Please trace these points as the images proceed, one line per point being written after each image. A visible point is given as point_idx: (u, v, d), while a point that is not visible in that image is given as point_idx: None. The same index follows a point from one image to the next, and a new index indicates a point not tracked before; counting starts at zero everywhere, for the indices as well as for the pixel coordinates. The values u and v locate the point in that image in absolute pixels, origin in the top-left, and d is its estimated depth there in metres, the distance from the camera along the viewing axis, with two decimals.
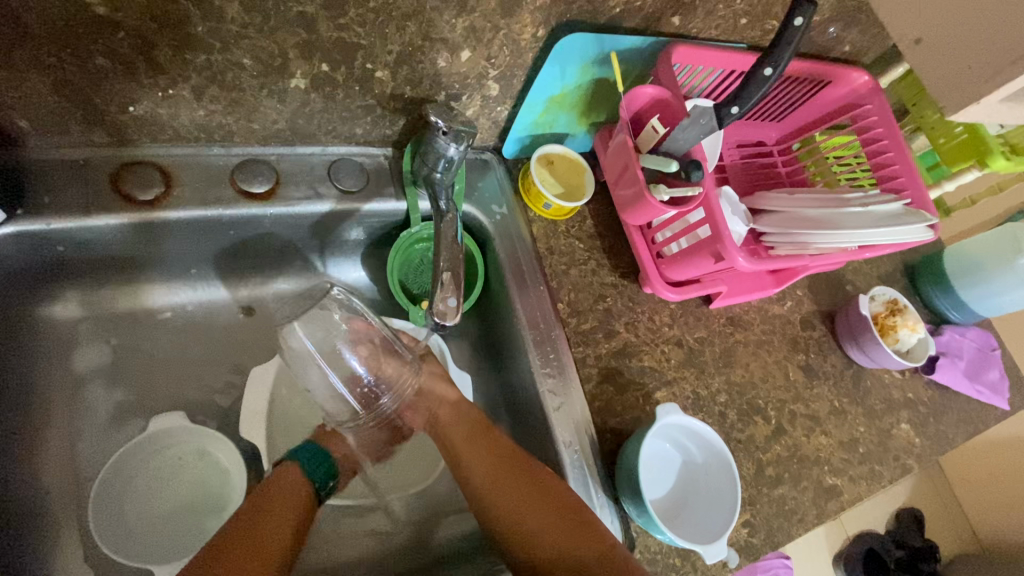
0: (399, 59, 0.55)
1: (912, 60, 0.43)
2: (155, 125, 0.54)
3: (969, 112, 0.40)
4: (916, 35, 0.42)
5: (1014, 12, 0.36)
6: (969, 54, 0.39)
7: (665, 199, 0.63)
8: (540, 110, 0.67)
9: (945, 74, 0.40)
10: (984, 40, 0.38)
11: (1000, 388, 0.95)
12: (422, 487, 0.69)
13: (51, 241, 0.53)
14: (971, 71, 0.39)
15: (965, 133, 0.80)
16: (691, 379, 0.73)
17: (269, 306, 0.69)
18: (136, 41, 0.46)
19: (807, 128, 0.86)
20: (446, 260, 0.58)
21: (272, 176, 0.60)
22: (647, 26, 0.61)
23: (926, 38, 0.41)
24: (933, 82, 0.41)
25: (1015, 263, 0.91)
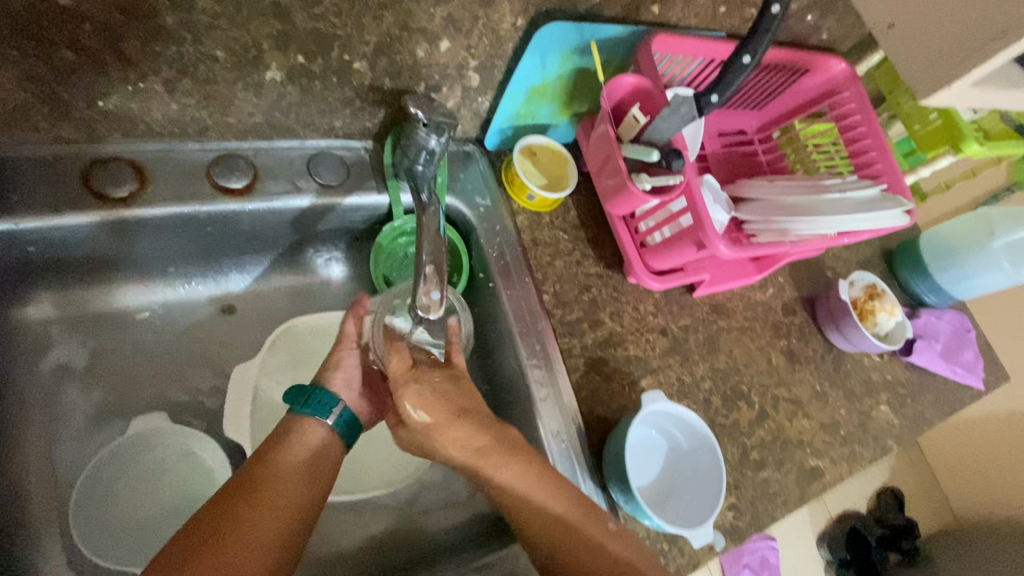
0: (377, 50, 0.54)
1: (886, 44, 0.43)
2: (126, 120, 0.53)
3: (943, 95, 0.41)
4: (888, 20, 0.43)
5: None
6: (941, 38, 0.39)
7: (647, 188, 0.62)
8: (521, 101, 0.67)
9: (915, 56, 0.41)
10: (955, 22, 0.38)
11: (975, 368, 0.98)
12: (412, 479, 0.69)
13: (21, 241, 0.51)
14: (944, 55, 0.39)
15: (940, 119, 0.82)
16: (675, 366, 0.74)
17: (251, 304, 0.68)
18: (103, 32, 0.44)
19: (786, 116, 0.86)
20: (429, 253, 0.56)
21: (251, 171, 0.59)
22: (627, 15, 0.61)
23: (898, 23, 0.42)
24: (905, 66, 0.42)
25: (989, 247, 0.95)
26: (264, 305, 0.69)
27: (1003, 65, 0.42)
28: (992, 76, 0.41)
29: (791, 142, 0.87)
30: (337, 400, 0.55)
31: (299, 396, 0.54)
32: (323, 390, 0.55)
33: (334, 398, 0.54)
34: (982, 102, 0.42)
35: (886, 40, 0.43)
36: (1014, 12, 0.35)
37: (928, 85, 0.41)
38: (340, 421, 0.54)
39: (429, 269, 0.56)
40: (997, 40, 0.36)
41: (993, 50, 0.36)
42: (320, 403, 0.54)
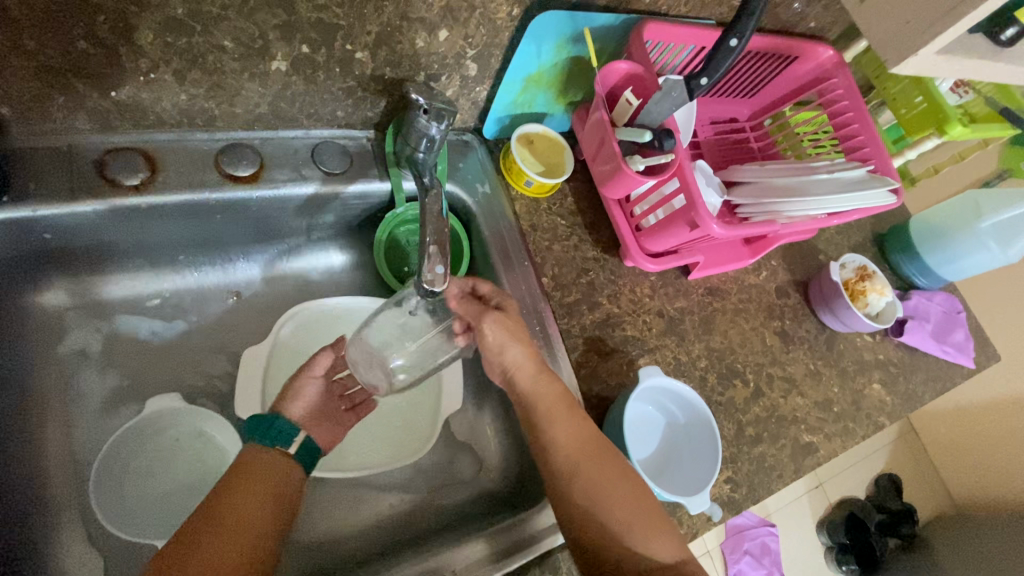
0: (378, 40, 0.56)
1: (862, 21, 0.45)
2: (138, 110, 0.54)
3: (910, 63, 0.43)
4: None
5: None
6: (909, 8, 0.42)
7: (641, 169, 0.65)
8: (518, 89, 0.69)
9: (888, 31, 0.44)
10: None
11: (966, 348, 1.01)
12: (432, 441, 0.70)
13: (38, 228, 0.53)
14: (911, 25, 0.41)
15: (925, 102, 0.84)
16: (672, 346, 0.76)
17: (258, 291, 0.70)
18: (117, 24, 0.46)
19: (776, 104, 0.89)
20: (431, 233, 0.58)
21: (257, 160, 0.61)
22: (619, 3, 0.62)
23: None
24: (879, 41, 0.44)
25: (977, 227, 0.97)
26: (272, 292, 0.71)
27: (966, 38, 0.44)
28: (954, 46, 0.43)
29: (781, 128, 0.89)
30: (298, 430, 0.56)
31: (258, 428, 0.55)
32: (283, 418, 0.56)
33: (295, 428, 0.56)
34: (945, 73, 0.44)
35: (860, 15, 0.46)
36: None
37: (898, 54, 0.43)
38: (301, 450, 0.56)
39: (432, 247, 0.57)
40: (958, 7, 0.38)
41: (956, 17, 0.38)
42: (279, 432, 0.55)
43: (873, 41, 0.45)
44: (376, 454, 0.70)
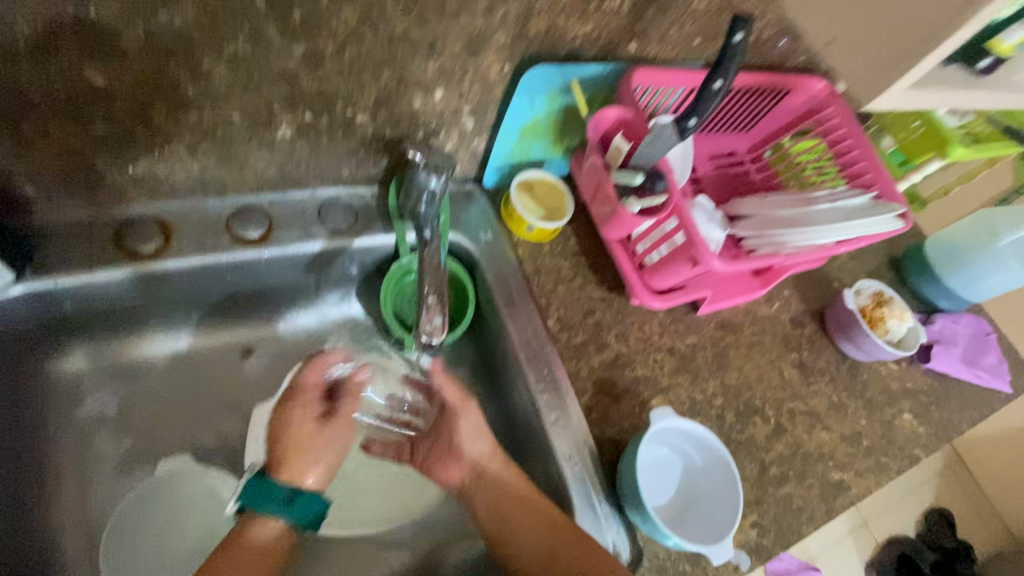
0: (377, 103, 0.59)
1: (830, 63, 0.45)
2: (154, 182, 0.58)
3: None
4: None
5: None
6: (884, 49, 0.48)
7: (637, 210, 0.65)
8: (514, 139, 0.71)
9: None
10: None
11: (1000, 371, 0.98)
12: (443, 493, 0.71)
13: (59, 298, 0.56)
14: None
15: (923, 125, 0.84)
16: (685, 384, 0.74)
17: (269, 347, 0.71)
18: (133, 106, 0.49)
19: (774, 136, 0.90)
20: (431, 284, 0.63)
21: (266, 222, 0.64)
22: (606, 54, 0.64)
23: None
24: None
25: (995, 245, 0.95)
26: (284, 347, 0.72)
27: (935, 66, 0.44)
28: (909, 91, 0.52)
29: (782, 159, 0.91)
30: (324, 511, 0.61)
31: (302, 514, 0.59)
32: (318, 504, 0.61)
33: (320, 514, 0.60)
34: (908, 99, 0.52)
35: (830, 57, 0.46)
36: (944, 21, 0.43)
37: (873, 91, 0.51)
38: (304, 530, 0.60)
39: (431, 299, 0.62)
40: None
41: None
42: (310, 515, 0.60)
43: None
44: (394, 513, 0.69)
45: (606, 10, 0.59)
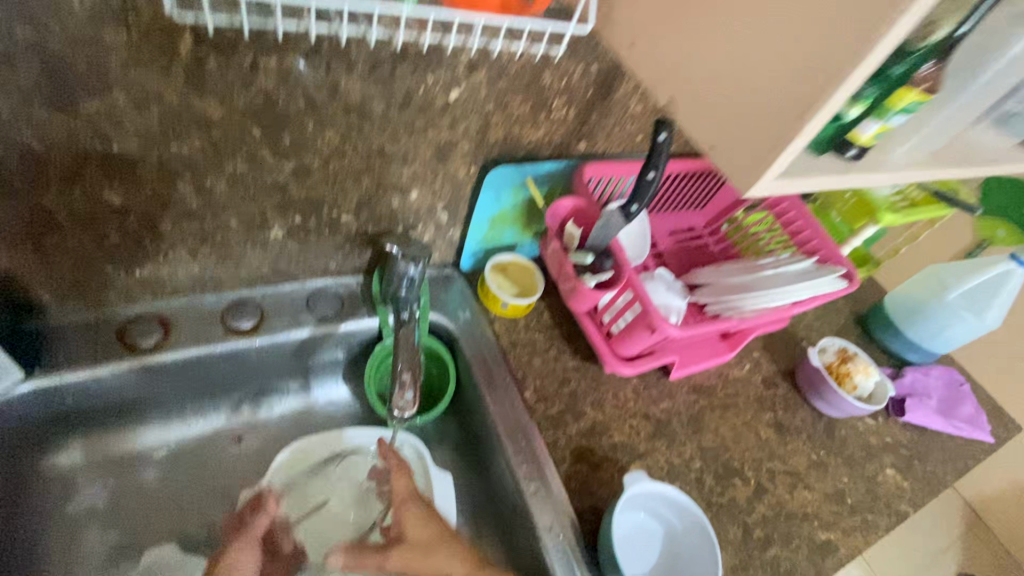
0: (359, 205, 0.67)
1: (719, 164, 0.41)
2: (157, 282, 0.64)
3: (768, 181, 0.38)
4: (710, 142, 0.41)
5: (773, 79, 0.35)
6: (745, 145, 0.38)
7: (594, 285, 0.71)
8: (486, 227, 0.79)
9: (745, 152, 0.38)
10: (762, 110, 0.37)
11: (979, 421, 1.00)
12: None
13: (61, 394, 0.60)
14: (767, 136, 0.37)
15: (854, 197, 0.94)
16: (663, 449, 0.77)
17: (257, 432, 0.74)
18: (143, 220, 0.56)
19: (727, 211, 1.00)
20: (404, 362, 0.67)
21: (258, 313, 0.70)
22: (560, 152, 0.74)
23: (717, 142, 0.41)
24: (740, 161, 0.39)
25: (945, 300, 1.00)
26: (272, 431, 0.75)
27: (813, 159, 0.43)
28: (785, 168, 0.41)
29: (738, 231, 1.00)
30: None
31: None
32: None
33: None
34: (827, 183, 0.42)
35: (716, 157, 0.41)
36: (779, 113, 0.36)
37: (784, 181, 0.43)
38: None
39: (404, 377, 0.66)
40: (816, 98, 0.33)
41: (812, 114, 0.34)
42: None
43: (736, 169, 0.39)
44: None
45: (555, 118, 0.68)
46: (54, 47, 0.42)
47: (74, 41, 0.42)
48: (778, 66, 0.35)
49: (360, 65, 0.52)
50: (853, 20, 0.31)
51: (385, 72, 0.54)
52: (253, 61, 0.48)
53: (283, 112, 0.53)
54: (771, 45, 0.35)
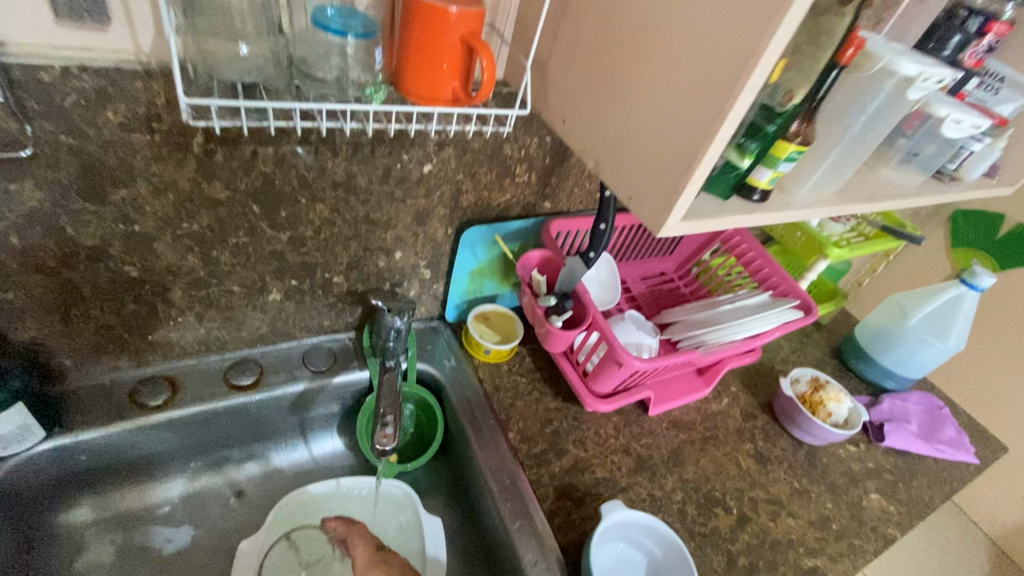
0: (349, 267, 0.75)
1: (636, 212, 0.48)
2: (167, 345, 0.70)
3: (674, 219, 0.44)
4: (628, 193, 0.48)
5: (668, 138, 0.43)
6: (655, 195, 0.45)
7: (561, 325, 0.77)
8: (466, 281, 0.87)
9: (653, 197, 0.45)
10: (662, 164, 0.44)
11: (961, 443, 1.02)
12: None
13: (76, 451, 0.65)
14: (668, 184, 0.43)
15: (804, 236, 1.01)
16: (645, 482, 0.80)
17: (256, 486, 0.78)
18: (157, 289, 0.64)
19: (693, 256, 1.10)
20: (387, 405, 0.72)
21: (257, 370, 0.76)
22: (528, 211, 0.83)
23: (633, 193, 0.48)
24: (650, 205, 0.46)
25: (908, 325, 1.06)
26: (270, 484, 0.78)
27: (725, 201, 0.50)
28: (694, 211, 0.47)
29: (705, 273, 1.09)
30: None
31: None
32: None
33: None
34: (733, 222, 0.48)
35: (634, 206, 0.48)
36: (673, 168, 0.43)
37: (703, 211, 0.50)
38: None
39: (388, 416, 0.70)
40: (696, 150, 0.40)
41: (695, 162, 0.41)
42: None
43: (647, 212, 0.46)
44: None
45: (520, 182, 0.78)
46: (92, 150, 0.50)
47: (107, 144, 0.50)
48: (669, 127, 0.43)
49: (344, 148, 0.61)
50: (712, 88, 0.39)
51: (366, 153, 0.63)
52: (253, 150, 0.57)
53: (279, 190, 0.62)
54: (662, 111, 0.43)
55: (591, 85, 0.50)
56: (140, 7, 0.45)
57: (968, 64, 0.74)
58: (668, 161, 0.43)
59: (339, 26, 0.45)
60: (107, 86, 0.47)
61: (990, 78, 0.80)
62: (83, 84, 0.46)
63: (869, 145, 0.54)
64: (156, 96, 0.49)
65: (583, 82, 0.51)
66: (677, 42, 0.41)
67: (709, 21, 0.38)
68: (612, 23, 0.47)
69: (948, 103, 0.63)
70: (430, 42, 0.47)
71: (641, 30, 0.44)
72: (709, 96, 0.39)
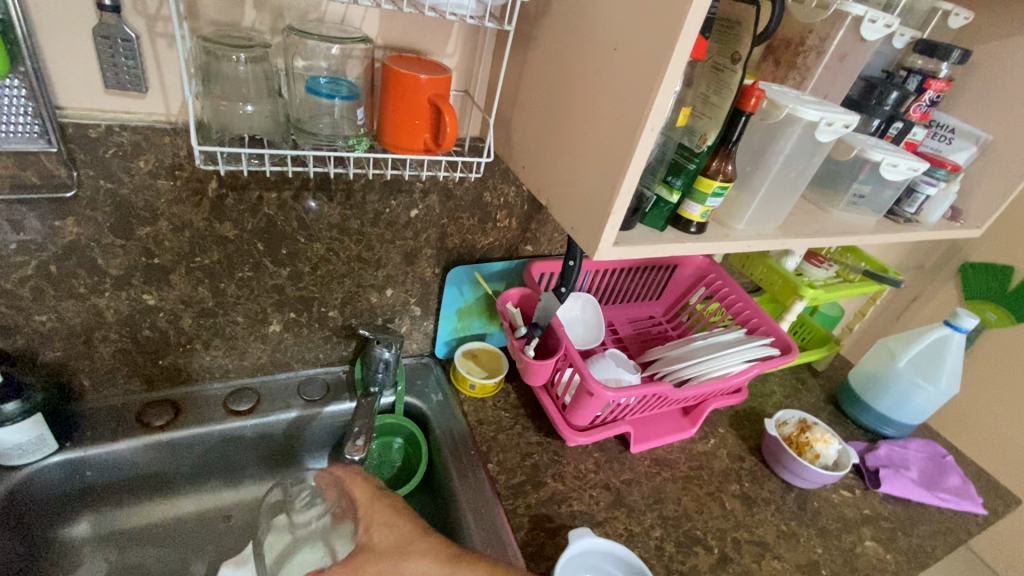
0: (344, 302, 0.82)
1: (579, 241, 0.54)
2: (175, 371, 0.78)
3: (606, 245, 0.50)
4: (571, 225, 0.55)
5: (596, 174, 0.50)
6: (590, 225, 0.51)
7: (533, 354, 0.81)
8: (455, 319, 0.93)
9: (588, 227, 0.51)
10: (594, 197, 0.50)
11: (967, 493, 0.98)
12: None
13: (84, 465, 0.71)
14: (598, 214, 0.50)
15: (781, 279, 1.04)
16: (623, 518, 0.80)
17: (246, 512, 0.81)
18: (169, 316, 0.72)
19: (679, 300, 1.15)
20: (362, 426, 0.77)
21: (255, 398, 0.82)
22: (511, 253, 0.90)
23: (574, 225, 0.54)
24: (587, 234, 0.52)
25: (898, 367, 1.05)
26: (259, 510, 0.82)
27: (662, 232, 0.55)
28: (629, 239, 0.53)
29: (691, 316, 1.13)
30: None
31: None
32: None
33: None
34: (668, 248, 0.54)
35: (577, 235, 0.54)
36: (601, 200, 0.49)
37: (642, 240, 0.54)
38: None
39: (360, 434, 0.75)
40: (615, 182, 0.47)
41: (616, 193, 0.47)
42: None
43: (586, 239, 0.52)
44: None
45: (501, 227, 0.86)
46: (124, 193, 0.60)
47: (137, 188, 0.60)
48: (597, 166, 0.50)
49: (338, 194, 0.71)
50: (621, 132, 0.46)
51: (358, 199, 0.72)
52: (259, 195, 0.66)
53: (280, 230, 0.70)
54: (591, 153, 0.50)
55: (541, 136, 0.59)
56: (173, 79, 0.56)
57: (914, 117, 0.80)
58: (597, 195, 0.50)
59: (328, 90, 0.55)
60: (141, 141, 0.57)
61: (941, 129, 0.88)
62: (122, 138, 0.57)
63: (795, 183, 0.60)
64: (180, 149, 0.59)
65: (535, 134, 0.60)
66: (596, 98, 0.49)
67: (618, 78, 0.46)
68: (555, 84, 0.55)
69: (883, 150, 0.69)
70: (404, 102, 0.57)
71: (574, 90, 0.52)
72: (620, 137, 0.46)
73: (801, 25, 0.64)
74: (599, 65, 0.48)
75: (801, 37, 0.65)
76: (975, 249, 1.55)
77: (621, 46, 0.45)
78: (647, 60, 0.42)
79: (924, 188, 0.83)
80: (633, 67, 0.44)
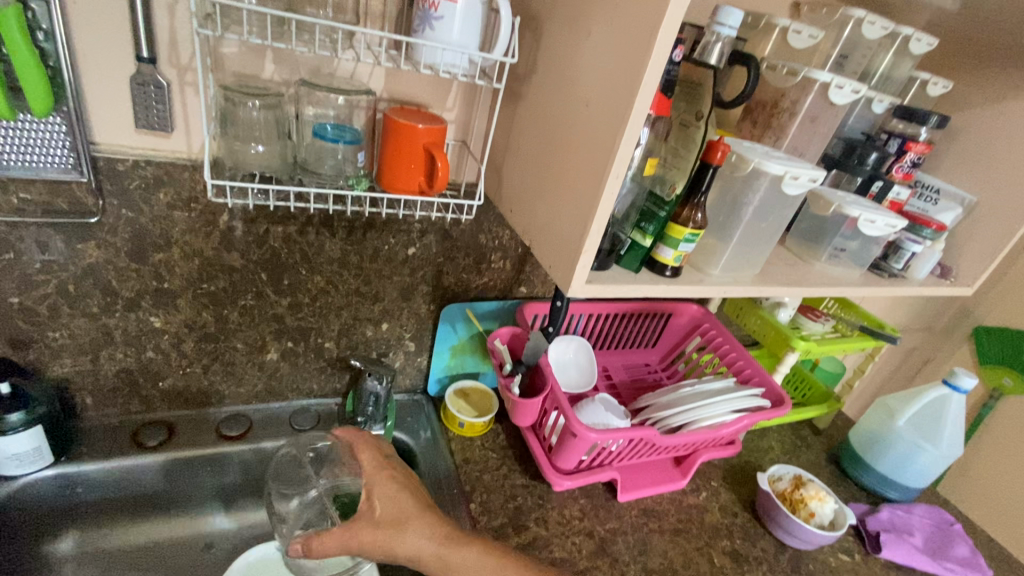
0: (340, 333, 0.85)
1: (556, 278, 0.56)
2: (173, 393, 0.80)
3: (578, 283, 0.53)
4: (550, 263, 0.58)
5: (570, 216, 0.53)
6: (564, 264, 0.54)
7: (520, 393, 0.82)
8: (447, 356, 0.95)
9: (563, 265, 0.54)
10: (568, 237, 0.54)
11: (977, 564, 0.92)
12: None
13: (76, 481, 0.73)
14: (571, 253, 0.53)
15: (773, 331, 1.05)
16: (604, 568, 0.78)
17: (226, 541, 0.81)
18: (173, 339, 0.76)
19: (675, 348, 1.15)
20: None
21: (247, 424, 0.84)
22: (504, 294, 0.94)
23: (552, 264, 0.57)
24: (562, 272, 0.55)
25: (897, 427, 1.03)
26: (241, 540, 0.81)
27: (636, 274, 0.58)
28: (602, 279, 0.56)
29: (686, 364, 1.13)
30: None
31: None
32: None
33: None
34: (641, 288, 0.56)
35: (554, 273, 0.57)
36: (574, 242, 0.52)
37: (616, 281, 0.56)
38: None
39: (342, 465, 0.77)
40: (586, 224, 0.50)
41: (586, 234, 0.50)
42: None
43: (561, 277, 0.55)
44: None
45: (496, 268, 0.89)
46: (143, 221, 0.66)
47: (155, 218, 0.66)
48: (571, 209, 0.53)
49: (340, 230, 0.75)
50: (591, 178, 0.50)
51: (358, 236, 0.77)
52: (266, 228, 0.71)
53: (284, 261, 0.75)
54: (566, 198, 0.54)
55: (527, 183, 0.63)
56: (196, 122, 0.63)
57: (896, 177, 0.83)
58: (571, 236, 0.53)
59: (333, 135, 0.61)
60: (163, 175, 0.64)
61: (927, 190, 0.88)
62: (146, 172, 0.63)
63: (768, 233, 0.63)
64: (197, 184, 0.65)
65: (521, 181, 0.64)
66: (571, 148, 0.53)
67: (589, 130, 0.50)
68: (538, 136, 0.60)
69: (861, 206, 0.71)
70: (400, 148, 0.62)
71: (553, 140, 0.57)
72: (590, 183, 0.50)
73: (775, 89, 0.70)
74: (574, 118, 0.53)
75: (775, 100, 0.70)
76: (989, 313, 1.52)
77: (592, 103, 0.50)
78: (613, 114, 0.47)
79: (909, 245, 0.85)
80: (601, 121, 0.49)
